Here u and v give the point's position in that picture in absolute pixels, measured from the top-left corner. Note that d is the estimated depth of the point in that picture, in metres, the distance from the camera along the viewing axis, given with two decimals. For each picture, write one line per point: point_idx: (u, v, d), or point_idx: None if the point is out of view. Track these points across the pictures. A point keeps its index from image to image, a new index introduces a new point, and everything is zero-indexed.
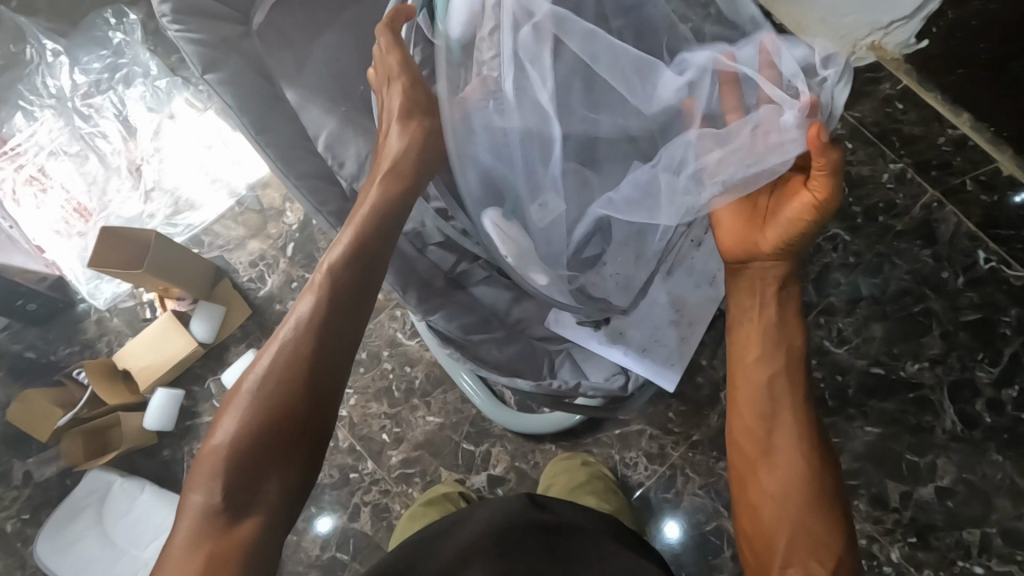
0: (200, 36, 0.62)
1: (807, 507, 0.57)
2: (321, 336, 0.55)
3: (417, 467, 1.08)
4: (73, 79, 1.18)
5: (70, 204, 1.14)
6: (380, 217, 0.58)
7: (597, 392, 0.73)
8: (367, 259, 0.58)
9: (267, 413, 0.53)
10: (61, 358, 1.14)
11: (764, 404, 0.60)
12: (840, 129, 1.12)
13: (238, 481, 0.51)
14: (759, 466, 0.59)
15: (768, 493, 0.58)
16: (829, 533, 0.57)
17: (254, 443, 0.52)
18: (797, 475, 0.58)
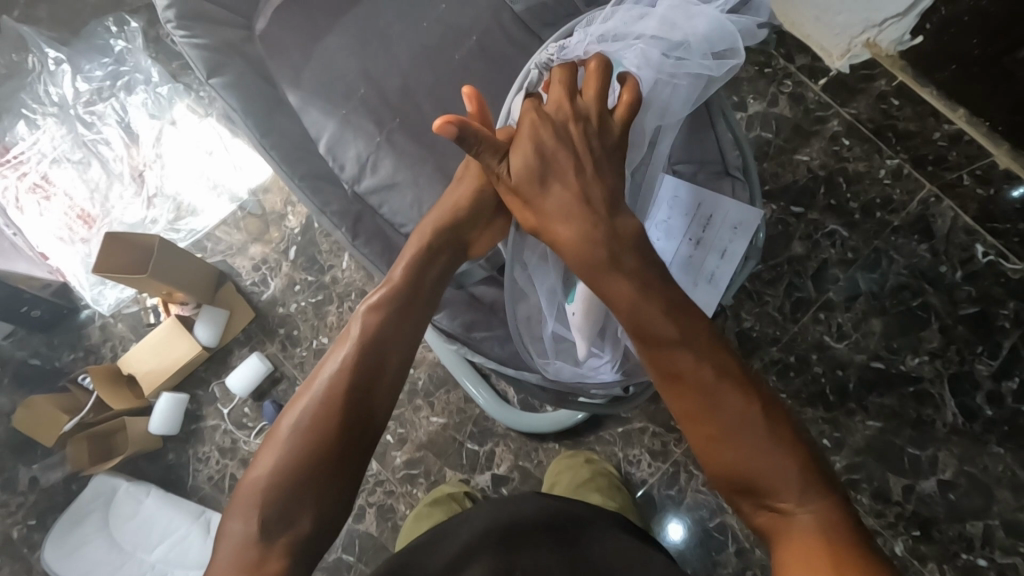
0: (204, 41, 0.67)
1: (772, 459, 0.49)
2: (359, 375, 0.58)
3: (420, 467, 1.09)
4: (75, 87, 1.18)
5: (73, 210, 1.15)
6: (421, 273, 0.64)
7: (603, 390, 0.69)
8: (405, 306, 0.62)
9: (301, 447, 0.54)
10: (66, 364, 1.15)
11: (689, 373, 0.53)
12: (836, 126, 1.13)
13: (275, 512, 0.52)
14: (711, 433, 0.51)
15: (731, 461, 0.51)
16: (804, 477, 0.49)
17: (291, 477, 0.53)
18: (751, 430, 0.50)
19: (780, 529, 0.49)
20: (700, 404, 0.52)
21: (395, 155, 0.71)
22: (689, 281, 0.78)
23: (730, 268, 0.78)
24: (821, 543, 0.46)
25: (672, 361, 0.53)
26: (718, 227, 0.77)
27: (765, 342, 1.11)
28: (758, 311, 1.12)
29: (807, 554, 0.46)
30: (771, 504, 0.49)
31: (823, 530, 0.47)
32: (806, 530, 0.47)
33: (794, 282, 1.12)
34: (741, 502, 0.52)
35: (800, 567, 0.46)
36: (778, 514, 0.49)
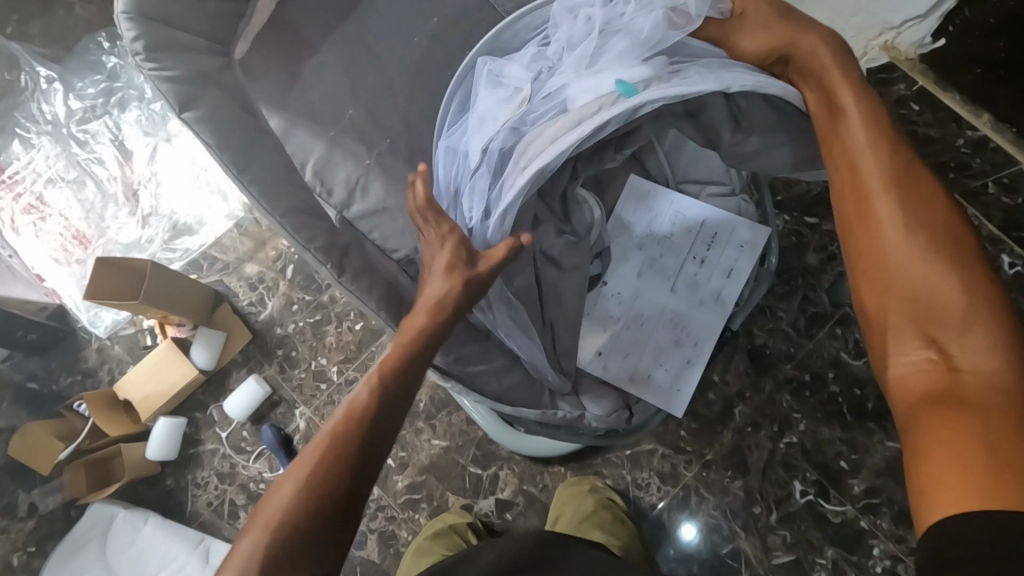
0: (178, 74, 0.52)
1: (956, 291, 0.45)
2: (389, 420, 0.54)
3: (423, 492, 1.06)
4: (68, 105, 1.16)
5: (68, 231, 1.14)
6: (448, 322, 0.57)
7: (605, 424, 0.71)
8: (432, 350, 0.56)
9: (333, 483, 0.51)
10: (64, 388, 1.13)
11: (872, 181, 0.50)
12: None
13: (298, 544, 0.49)
14: (868, 250, 0.49)
15: (895, 285, 0.47)
16: (976, 320, 0.44)
17: (317, 516, 0.50)
18: (950, 259, 0.46)
19: (936, 375, 0.44)
20: (881, 223, 0.48)
21: (385, 177, 0.72)
22: (693, 300, 0.80)
23: (737, 286, 0.78)
24: (988, 395, 0.41)
25: (849, 171, 0.51)
26: (723, 249, 0.79)
27: (778, 359, 1.07)
28: (770, 327, 1.08)
29: (962, 414, 0.41)
30: (938, 343, 0.45)
31: (986, 377, 0.42)
32: (969, 381, 0.42)
33: (808, 296, 1.08)
34: (894, 338, 0.47)
35: (947, 418, 0.42)
36: (937, 354, 0.44)
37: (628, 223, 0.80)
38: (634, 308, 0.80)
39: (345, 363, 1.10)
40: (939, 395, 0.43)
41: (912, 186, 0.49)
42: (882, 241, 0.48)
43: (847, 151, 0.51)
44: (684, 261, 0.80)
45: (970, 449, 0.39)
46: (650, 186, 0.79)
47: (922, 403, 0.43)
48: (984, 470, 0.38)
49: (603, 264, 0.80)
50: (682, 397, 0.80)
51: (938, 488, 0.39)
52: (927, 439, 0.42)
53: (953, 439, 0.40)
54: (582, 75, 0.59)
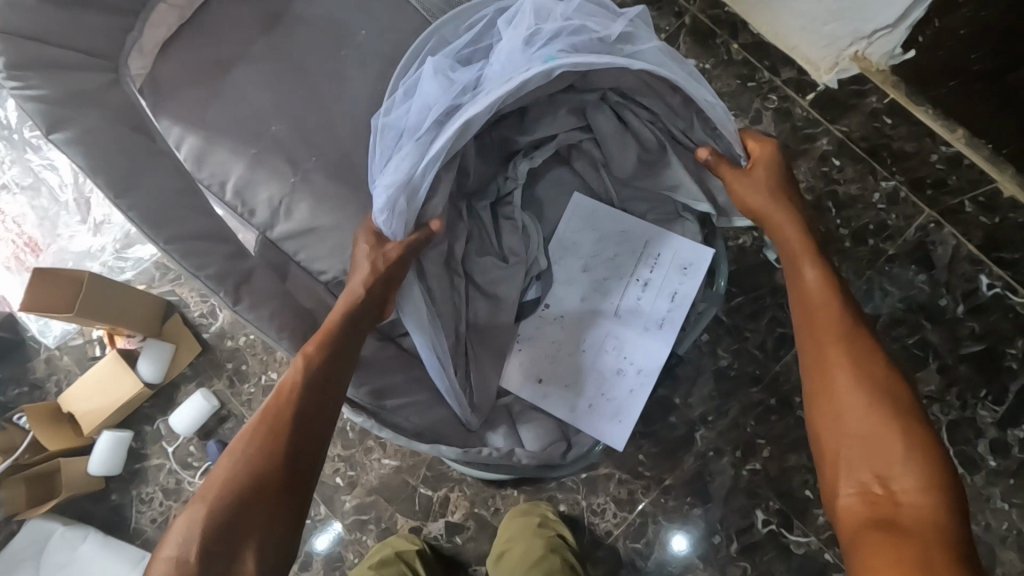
0: (45, 93, 0.49)
1: (895, 438, 0.52)
2: (302, 414, 0.57)
3: (371, 513, 1.03)
4: (19, 109, 1.11)
5: (21, 238, 1.12)
6: (354, 324, 0.60)
7: (535, 459, 0.68)
8: (337, 352, 0.58)
9: (247, 477, 0.54)
10: (10, 399, 1.09)
11: (823, 334, 0.59)
12: (825, 144, 1.06)
13: (215, 543, 0.51)
14: (825, 392, 0.57)
15: (841, 419, 0.55)
16: (912, 456, 0.51)
17: (229, 514, 0.52)
18: (887, 400, 0.55)
19: (879, 501, 0.51)
20: (834, 371, 0.57)
21: (314, 197, 0.68)
22: (637, 327, 0.75)
23: (683, 311, 0.74)
24: (929, 534, 0.47)
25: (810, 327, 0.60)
26: (668, 270, 0.75)
27: (744, 382, 1.02)
28: (737, 348, 1.04)
29: (905, 543, 0.47)
30: (886, 481, 0.52)
31: (921, 510, 0.49)
32: (910, 516, 0.49)
33: (778, 316, 1.04)
34: (842, 472, 0.54)
35: (886, 544, 0.48)
36: (881, 490, 0.52)
37: (570, 241, 0.77)
38: (575, 334, 0.76)
39: None
40: (879, 522, 0.50)
41: (857, 340, 0.58)
42: (838, 383, 0.56)
43: (811, 301, 0.61)
44: (627, 284, 0.76)
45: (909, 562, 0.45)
46: (595, 205, 0.76)
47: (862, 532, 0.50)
48: None
49: (541, 288, 0.77)
50: (625, 428, 0.74)
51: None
52: (866, 558, 0.48)
53: (891, 562, 0.46)
54: (508, 50, 0.58)
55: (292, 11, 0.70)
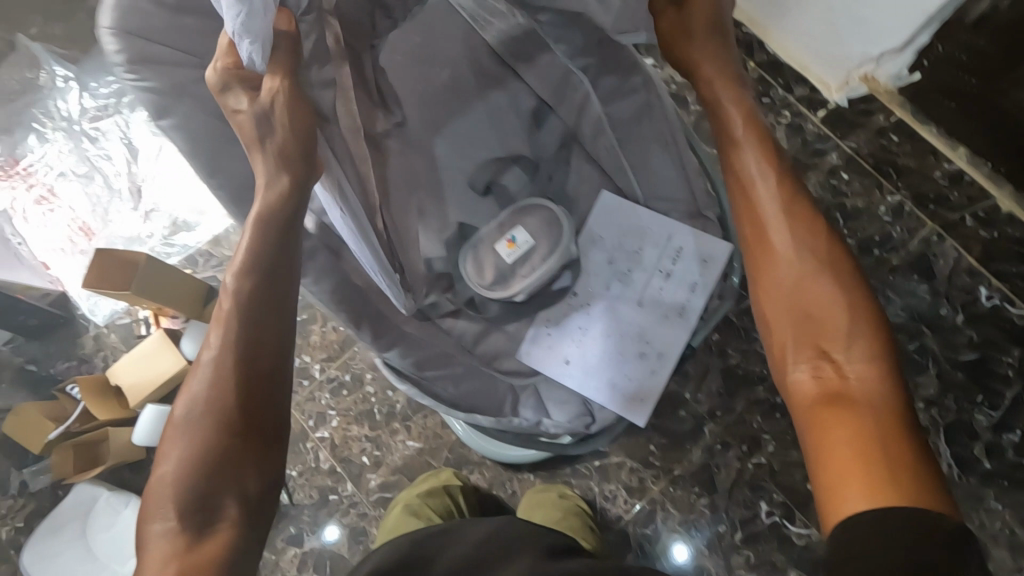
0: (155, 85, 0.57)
1: (838, 313, 0.53)
2: (240, 348, 0.56)
3: (395, 491, 1.08)
4: (82, 103, 1.23)
5: (75, 223, 1.20)
6: (278, 245, 0.59)
7: (561, 429, 0.76)
8: (267, 276, 0.58)
9: (205, 420, 0.55)
10: (59, 372, 1.17)
11: (769, 218, 0.58)
12: (835, 159, 1.13)
13: (194, 500, 0.53)
14: (770, 280, 0.57)
15: (793, 302, 0.55)
16: (856, 331, 0.53)
17: (200, 466, 0.54)
18: (835, 280, 0.55)
19: (827, 380, 0.52)
20: (776, 252, 0.57)
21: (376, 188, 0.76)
22: (656, 315, 0.80)
23: (702, 300, 0.78)
24: (872, 403, 0.49)
25: (750, 216, 0.60)
26: (687, 262, 0.79)
27: (752, 380, 1.08)
28: (745, 348, 1.09)
29: (853, 414, 0.49)
30: (832, 355, 0.53)
31: (865, 386, 0.50)
32: (857, 386, 0.50)
33: None
34: (791, 353, 0.55)
35: (838, 417, 0.49)
36: (830, 365, 0.52)
37: (595, 236, 0.84)
38: (597, 319, 0.82)
39: (327, 361, 1.14)
40: (832, 397, 0.51)
41: (796, 220, 0.57)
42: (782, 267, 0.57)
43: (751, 187, 0.60)
44: (650, 275, 0.81)
45: (862, 438, 0.48)
46: (621, 202, 0.82)
47: (816, 404, 0.51)
48: (867, 455, 0.47)
49: (572, 276, 0.83)
50: (644, 408, 0.77)
51: (841, 484, 0.47)
52: (828, 438, 0.49)
53: (848, 440, 0.48)
54: None
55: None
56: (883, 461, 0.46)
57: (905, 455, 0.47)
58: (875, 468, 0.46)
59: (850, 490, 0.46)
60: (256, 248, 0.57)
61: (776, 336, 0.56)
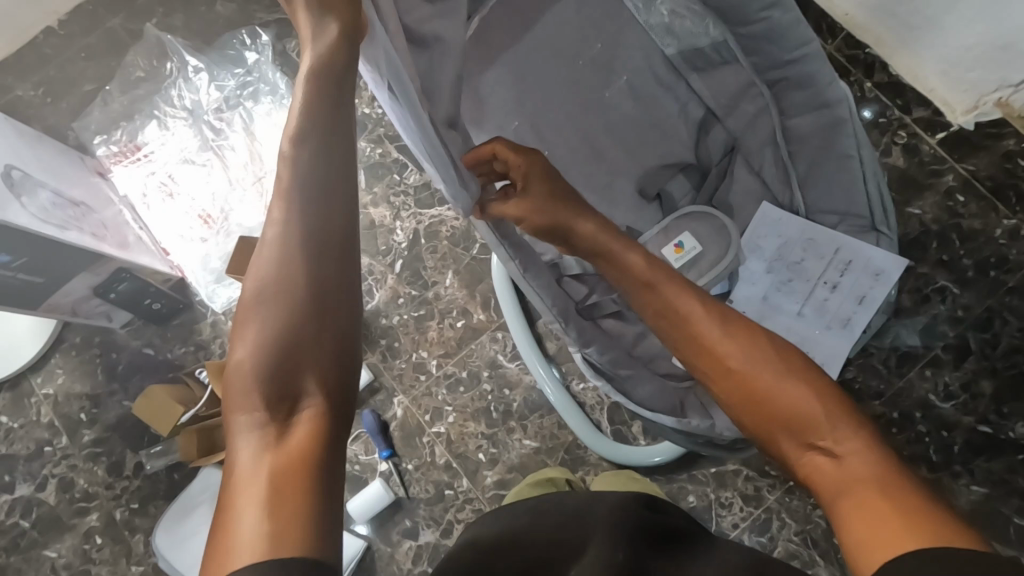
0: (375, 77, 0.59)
1: (812, 401, 0.53)
2: (305, 218, 0.55)
3: (511, 489, 1.09)
4: (208, 94, 1.26)
5: (196, 211, 1.22)
6: (327, 97, 0.55)
7: (733, 434, 0.74)
8: (326, 133, 0.56)
9: (279, 300, 0.54)
10: (177, 357, 1.19)
11: (704, 329, 0.61)
12: (951, 180, 1.15)
13: (275, 382, 0.52)
14: (735, 384, 0.57)
15: (755, 406, 0.56)
16: (842, 422, 0.52)
17: (276, 348, 0.53)
18: (765, 367, 0.56)
19: (828, 470, 0.51)
20: (733, 362, 0.58)
21: None
22: (822, 324, 0.82)
23: (870, 313, 0.81)
24: (872, 481, 0.48)
25: (693, 338, 0.61)
26: (857, 275, 0.82)
27: (868, 395, 1.10)
28: (862, 363, 1.12)
29: (866, 494, 0.47)
30: (817, 443, 0.52)
31: (863, 466, 0.49)
32: (859, 469, 0.49)
33: (900, 335, 1.12)
34: (789, 449, 0.54)
35: (857, 503, 0.47)
36: (828, 456, 0.51)
37: (756, 246, 0.84)
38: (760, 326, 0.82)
39: (444, 358, 1.16)
40: (841, 485, 0.49)
41: (737, 331, 0.59)
42: (757, 375, 0.56)
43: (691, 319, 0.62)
44: (814, 285, 0.84)
45: (886, 511, 0.45)
46: (783, 215, 0.83)
47: (839, 492, 0.49)
48: (899, 515, 0.44)
49: (730, 284, 0.84)
50: None
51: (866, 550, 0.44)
52: (854, 516, 0.47)
53: (875, 512, 0.45)
54: None
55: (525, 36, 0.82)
56: (903, 515, 0.44)
57: (918, 506, 0.45)
58: (905, 532, 0.43)
59: (874, 550, 0.44)
60: (307, 112, 0.55)
61: (753, 426, 0.57)
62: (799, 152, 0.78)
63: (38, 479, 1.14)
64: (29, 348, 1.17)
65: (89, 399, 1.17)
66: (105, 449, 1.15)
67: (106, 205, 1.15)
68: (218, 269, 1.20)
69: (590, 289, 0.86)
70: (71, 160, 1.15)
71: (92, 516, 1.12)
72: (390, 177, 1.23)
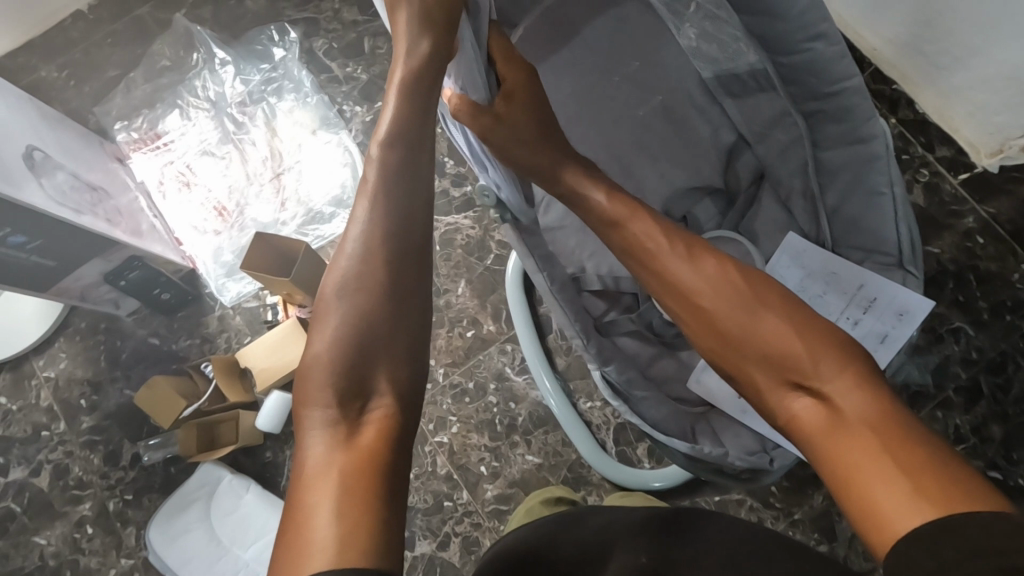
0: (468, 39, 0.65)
1: (790, 338, 0.54)
2: (387, 220, 0.59)
3: (510, 505, 1.08)
4: (232, 87, 1.26)
5: (211, 203, 1.21)
6: (416, 121, 0.63)
7: (744, 464, 0.75)
8: (412, 144, 0.63)
9: (355, 295, 0.56)
10: (181, 348, 1.17)
11: (672, 264, 0.63)
12: (971, 222, 1.15)
13: (348, 376, 0.53)
14: (707, 322, 0.59)
15: (737, 348, 0.57)
16: (827, 358, 0.52)
17: (354, 341, 0.55)
18: (737, 306, 0.58)
19: (816, 415, 0.51)
20: (703, 301, 0.60)
21: None
22: None
23: (889, 353, 0.79)
24: (862, 423, 0.48)
25: (670, 282, 0.62)
26: (880, 313, 0.79)
27: None
28: None
29: (859, 441, 0.48)
30: (805, 386, 0.53)
31: (863, 413, 0.49)
32: (849, 412, 0.50)
33: (911, 373, 1.11)
34: (770, 392, 0.55)
35: (851, 448, 0.48)
36: (817, 399, 0.52)
37: (779, 275, 0.83)
38: None
39: (451, 366, 1.15)
40: (830, 430, 0.50)
41: (705, 267, 0.61)
42: (731, 314, 0.58)
43: (658, 257, 0.64)
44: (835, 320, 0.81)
45: (885, 460, 0.46)
46: (807, 246, 0.82)
47: (828, 437, 0.50)
48: (904, 466, 0.45)
49: None
50: None
51: (887, 518, 0.44)
52: (853, 464, 0.47)
53: (873, 461, 0.46)
54: None
55: (550, 58, 0.82)
56: (923, 482, 0.44)
57: (935, 464, 0.44)
58: (903, 485, 0.44)
59: (897, 518, 0.43)
60: (398, 120, 0.63)
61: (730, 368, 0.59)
62: (828, 185, 0.77)
63: (33, 463, 1.12)
64: (34, 331, 1.16)
65: (89, 386, 1.16)
66: (102, 437, 1.13)
67: (122, 190, 1.14)
68: (230, 262, 1.20)
69: (609, 306, 0.86)
70: (91, 144, 1.15)
71: (84, 505, 1.10)
72: None
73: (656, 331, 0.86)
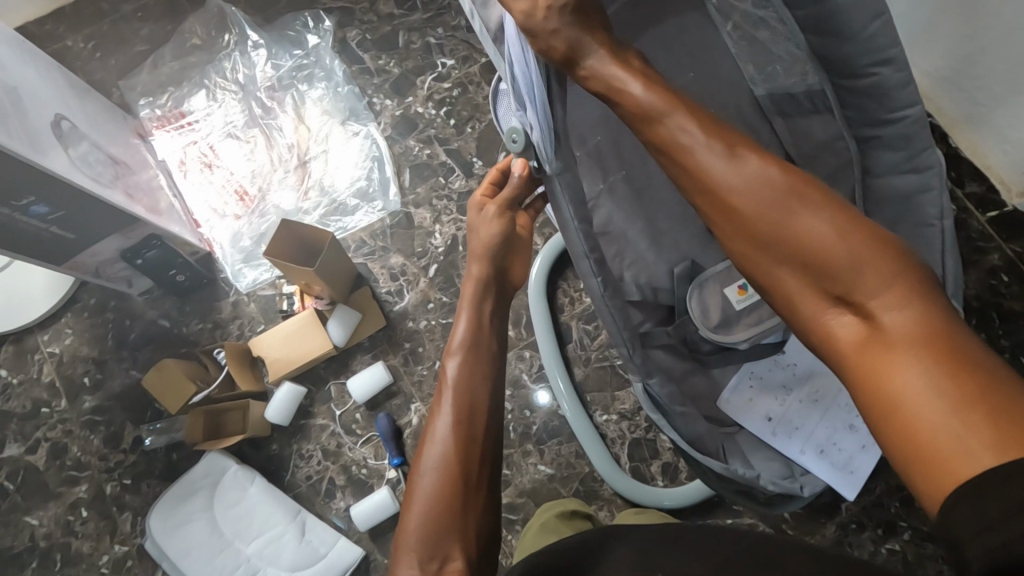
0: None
1: (833, 242, 0.49)
2: (466, 402, 0.67)
3: (520, 514, 1.06)
4: (263, 71, 1.24)
5: (232, 186, 1.19)
6: (483, 354, 0.72)
7: (776, 489, 0.74)
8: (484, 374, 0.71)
9: (444, 458, 0.63)
10: (192, 332, 1.15)
11: (701, 157, 0.55)
12: (996, 260, 1.14)
13: (431, 537, 0.59)
14: (739, 221, 0.53)
15: (773, 251, 0.51)
16: (875, 269, 0.47)
17: (438, 501, 0.61)
18: (775, 205, 0.51)
19: (855, 330, 0.47)
20: (735, 201, 0.53)
21: (604, 206, 0.86)
22: None
23: None
24: (908, 339, 0.44)
25: (699, 176, 0.55)
26: None
27: None
28: None
29: (904, 358, 0.44)
30: (848, 299, 0.48)
31: (906, 329, 0.45)
32: (894, 330, 0.45)
33: None
34: (809, 303, 0.50)
35: (884, 364, 0.44)
36: (862, 316, 0.47)
37: None
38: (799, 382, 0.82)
39: None
40: (869, 343, 0.46)
41: (745, 162, 0.53)
42: (770, 212, 0.51)
43: (691, 151, 0.55)
44: None
45: (939, 383, 0.42)
46: None
47: (864, 352, 0.46)
48: (957, 388, 0.41)
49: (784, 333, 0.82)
50: (853, 480, 0.78)
51: (942, 448, 0.40)
52: (894, 383, 0.43)
53: (921, 382, 0.42)
54: None
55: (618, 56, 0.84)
56: (970, 404, 0.40)
57: (989, 387, 0.40)
58: (945, 406, 0.41)
59: (950, 445, 0.40)
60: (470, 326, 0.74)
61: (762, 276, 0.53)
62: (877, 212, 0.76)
63: (30, 441, 1.09)
64: (41, 304, 1.13)
65: (94, 364, 1.13)
66: (104, 418, 1.10)
67: (142, 166, 1.12)
68: (249, 248, 1.17)
69: (645, 317, 0.83)
70: (115, 118, 1.13)
71: (81, 487, 1.07)
72: (435, 179, 1.20)
73: (690, 345, 0.83)
